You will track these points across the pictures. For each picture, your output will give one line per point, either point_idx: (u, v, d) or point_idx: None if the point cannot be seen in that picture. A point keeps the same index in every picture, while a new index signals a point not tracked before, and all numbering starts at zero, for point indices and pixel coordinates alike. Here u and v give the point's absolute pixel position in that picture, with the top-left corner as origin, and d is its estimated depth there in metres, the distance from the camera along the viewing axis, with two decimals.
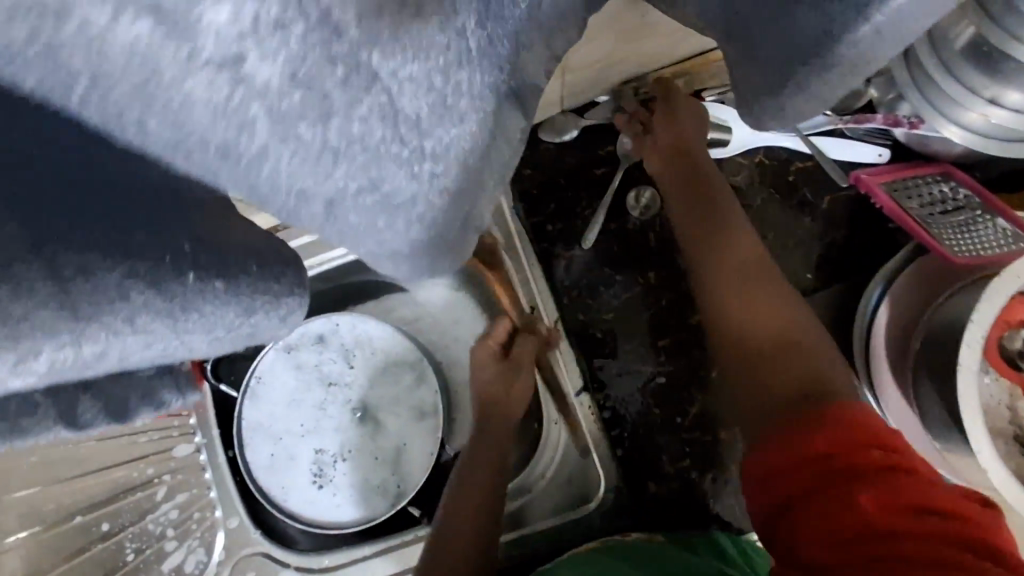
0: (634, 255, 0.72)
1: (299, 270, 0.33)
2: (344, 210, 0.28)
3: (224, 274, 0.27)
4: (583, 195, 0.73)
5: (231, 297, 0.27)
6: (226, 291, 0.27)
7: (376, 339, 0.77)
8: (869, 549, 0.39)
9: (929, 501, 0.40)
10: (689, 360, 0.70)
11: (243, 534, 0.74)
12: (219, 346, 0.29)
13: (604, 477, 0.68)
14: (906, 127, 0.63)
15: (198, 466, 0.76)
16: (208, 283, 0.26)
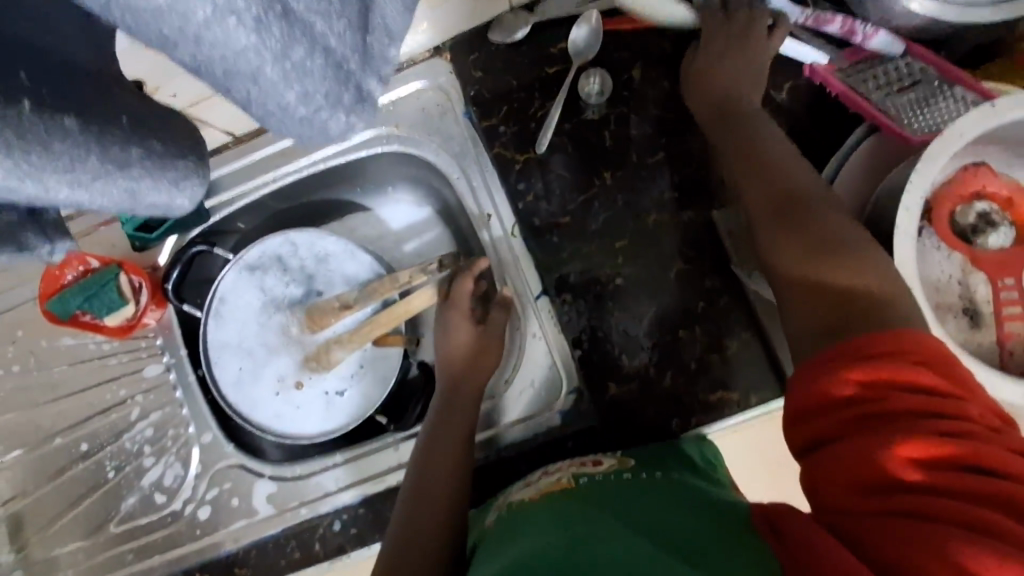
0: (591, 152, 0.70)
1: (175, 149, 0.33)
2: (178, 44, 0.26)
3: (75, 115, 0.28)
4: (535, 99, 0.71)
5: (92, 141, 0.28)
6: (79, 132, 0.28)
7: (334, 258, 0.76)
8: (888, 502, 0.37)
9: (967, 455, 0.36)
10: (649, 259, 0.69)
11: (218, 449, 0.76)
12: (98, 202, 0.29)
13: (566, 375, 0.71)
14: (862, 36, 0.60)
15: (168, 386, 0.77)
16: (54, 117, 0.27)
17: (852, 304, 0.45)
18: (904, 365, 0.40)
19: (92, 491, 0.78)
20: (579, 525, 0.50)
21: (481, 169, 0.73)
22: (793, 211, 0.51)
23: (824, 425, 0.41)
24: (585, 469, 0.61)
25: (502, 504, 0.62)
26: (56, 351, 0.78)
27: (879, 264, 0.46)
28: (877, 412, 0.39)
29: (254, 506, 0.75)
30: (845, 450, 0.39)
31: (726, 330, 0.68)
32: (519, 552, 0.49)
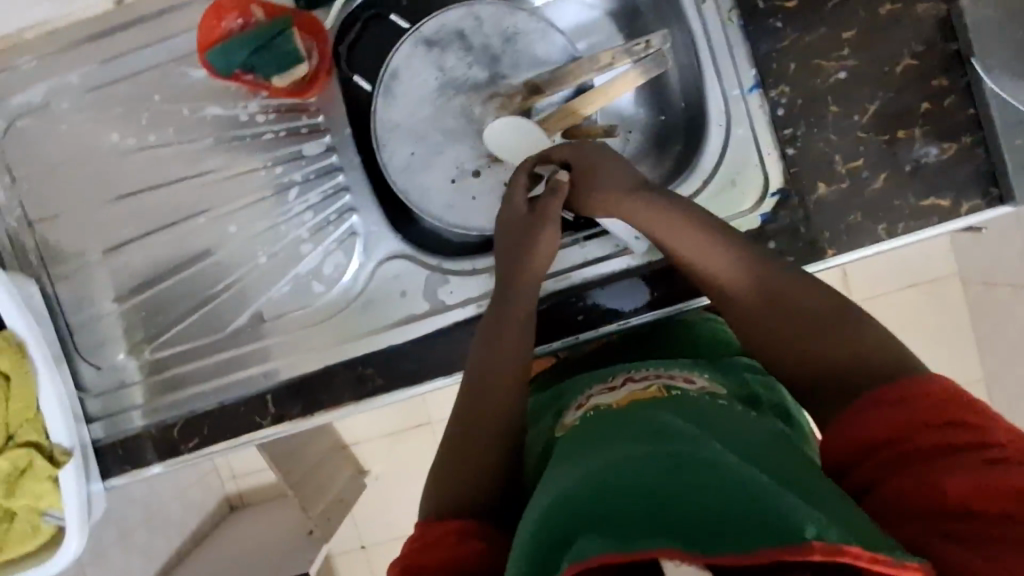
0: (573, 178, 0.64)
1: None
2: None
3: None
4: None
5: None
6: None
7: (524, 37, 0.69)
8: (968, 528, 0.39)
9: None
10: (875, 54, 0.65)
11: (383, 238, 0.71)
12: None
13: (771, 174, 0.68)
14: None
15: (329, 169, 0.70)
16: None
17: (842, 386, 0.50)
18: (956, 411, 0.44)
19: (239, 278, 0.72)
20: (669, 436, 0.45)
21: None
22: (771, 289, 0.56)
23: (873, 458, 0.45)
24: (676, 382, 0.59)
25: (584, 404, 0.60)
26: (204, 120, 0.71)
27: (871, 340, 0.51)
28: (934, 446, 0.43)
29: (425, 300, 0.69)
30: (910, 480, 0.42)
31: (948, 133, 0.65)
32: (612, 455, 0.44)
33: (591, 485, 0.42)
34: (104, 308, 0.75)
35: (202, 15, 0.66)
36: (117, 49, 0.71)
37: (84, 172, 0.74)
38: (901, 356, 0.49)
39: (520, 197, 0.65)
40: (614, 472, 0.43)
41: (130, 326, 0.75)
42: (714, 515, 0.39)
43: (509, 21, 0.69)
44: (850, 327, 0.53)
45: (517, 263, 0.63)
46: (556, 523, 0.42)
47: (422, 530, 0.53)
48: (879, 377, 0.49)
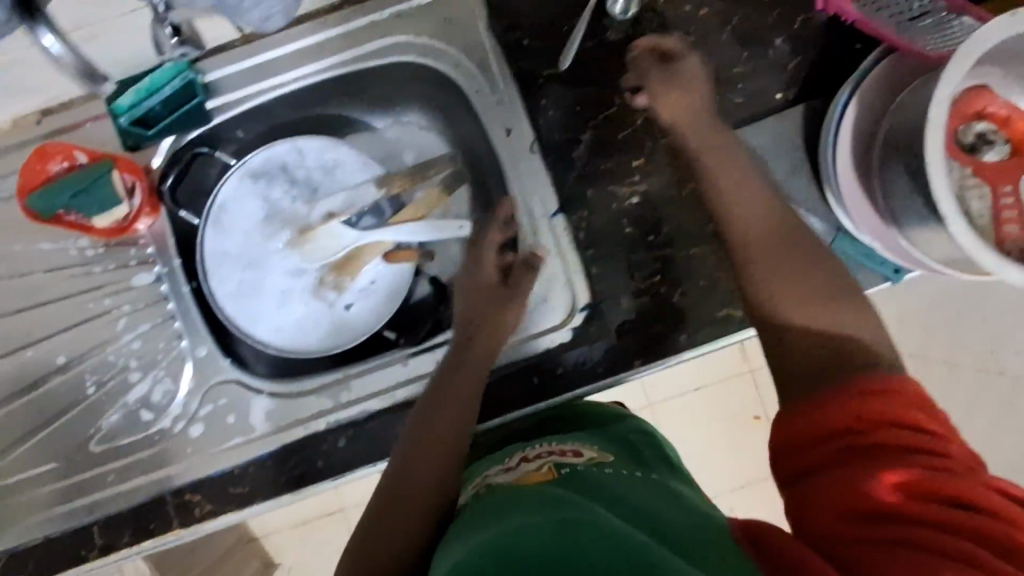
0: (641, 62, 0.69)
1: None
2: None
3: None
4: (559, 16, 0.71)
5: None
6: None
7: (344, 169, 0.74)
8: (876, 530, 0.41)
9: (959, 492, 0.41)
10: (663, 179, 0.71)
11: (212, 364, 0.72)
12: None
13: (578, 290, 0.72)
14: None
15: (159, 299, 0.72)
16: None
17: (818, 374, 0.50)
18: (906, 409, 0.45)
19: (68, 409, 0.72)
20: (568, 506, 0.45)
21: (499, 87, 0.72)
22: (794, 233, 0.59)
23: (809, 456, 0.47)
24: (564, 458, 0.59)
25: (479, 484, 0.59)
26: (32, 258, 0.72)
27: (853, 315, 0.54)
28: (869, 449, 0.44)
29: (254, 423, 0.71)
30: (833, 479, 0.44)
31: (735, 250, 0.70)
32: (521, 522, 0.45)
33: (494, 553, 0.43)
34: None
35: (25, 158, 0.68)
36: None
37: None
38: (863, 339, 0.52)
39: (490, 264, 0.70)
40: (519, 545, 0.42)
41: None
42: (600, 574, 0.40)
43: (332, 153, 0.74)
44: (829, 302, 0.55)
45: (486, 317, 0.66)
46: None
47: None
48: (858, 353, 0.51)
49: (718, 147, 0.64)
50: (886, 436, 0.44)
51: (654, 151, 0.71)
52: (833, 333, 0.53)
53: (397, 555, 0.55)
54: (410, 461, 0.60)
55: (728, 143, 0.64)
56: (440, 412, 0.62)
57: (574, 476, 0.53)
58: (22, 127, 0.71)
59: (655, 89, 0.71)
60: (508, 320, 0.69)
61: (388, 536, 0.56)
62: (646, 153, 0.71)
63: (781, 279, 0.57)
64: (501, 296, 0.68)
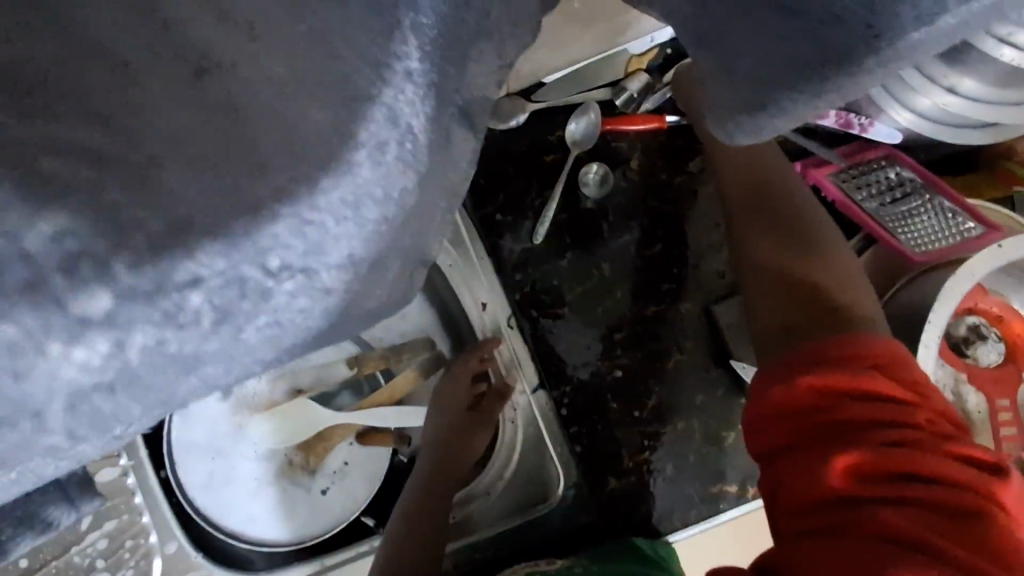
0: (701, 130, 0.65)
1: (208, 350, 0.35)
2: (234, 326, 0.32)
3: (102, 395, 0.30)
4: (532, 189, 0.70)
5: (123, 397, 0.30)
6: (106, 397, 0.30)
7: (314, 349, 0.71)
8: (839, 516, 0.41)
9: (917, 469, 0.41)
10: (646, 351, 0.69)
11: (184, 559, 0.69)
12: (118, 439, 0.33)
13: (563, 472, 0.67)
14: (858, 129, 0.61)
15: (125, 492, 0.69)
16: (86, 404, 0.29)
17: (803, 328, 0.50)
18: (880, 381, 0.44)
19: None
20: None
21: (474, 260, 0.69)
22: (801, 230, 0.57)
23: (783, 429, 0.46)
24: (540, 568, 0.61)
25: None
26: None
27: (846, 288, 0.53)
28: (832, 417, 0.44)
29: None
30: (794, 462, 0.44)
31: (724, 421, 0.69)
32: None
33: None
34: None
35: None
36: None
37: None
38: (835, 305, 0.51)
39: (463, 388, 0.69)
40: None
41: None
42: None
43: None
44: (814, 262, 0.54)
45: (459, 444, 0.68)
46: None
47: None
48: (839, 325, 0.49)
49: (744, 134, 0.62)
50: (848, 410, 0.43)
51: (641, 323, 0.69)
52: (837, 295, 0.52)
53: None
54: (396, 536, 0.62)
55: (756, 130, 0.62)
56: (427, 493, 0.65)
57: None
58: None
59: (635, 258, 0.70)
60: (477, 422, 0.69)
61: None
62: (629, 325, 0.69)
63: (772, 265, 0.55)
64: (466, 415, 0.69)
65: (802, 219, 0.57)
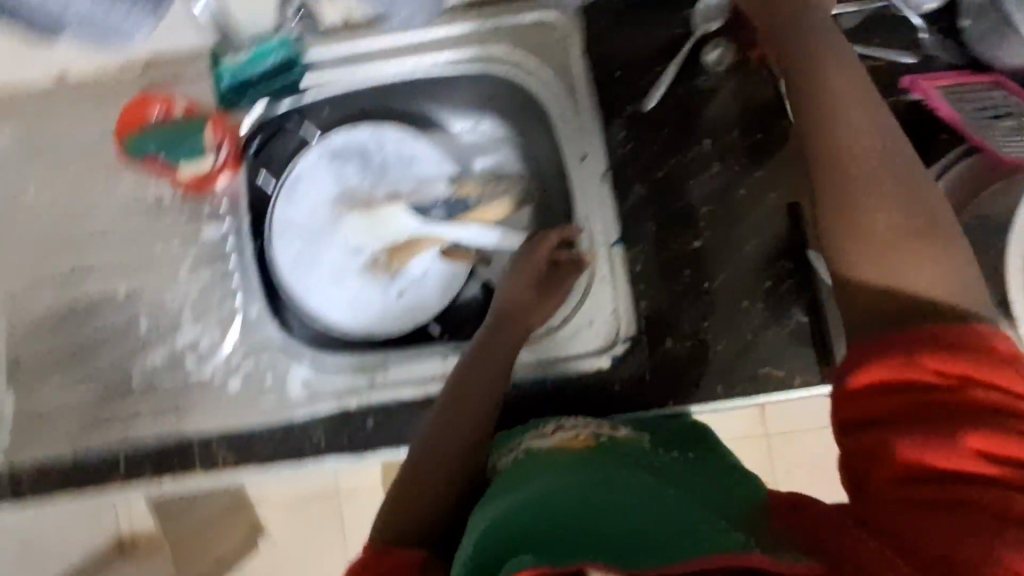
0: (783, 45, 0.55)
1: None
2: None
3: None
4: (651, 61, 0.73)
5: None
6: None
7: (418, 162, 0.75)
8: (925, 495, 0.38)
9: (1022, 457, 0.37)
10: (728, 231, 0.72)
11: (261, 325, 0.75)
12: None
13: (624, 323, 0.73)
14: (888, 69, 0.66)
15: (222, 254, 0.75)
16: None
17: (886, 321, 0.43)
18: (993, 368, 0.39)
19: (122, 341, 0.76)
20: (599, 500, 0.50)
21: (582, 113, 0.74)
22: (906, 174, 0.46)
23: (869, 406, 0.41)
24: (604, 431, 0.65)
25: (514, 448, 0.64)
26: (116, 192, 0.76)
27: (951, 268, 0.44)
28: (930, 400, 0.39)
29: (291, 390, 0.73)
30: (885, 443, 0.40)
31: (788, 312, 0.71)
32: (545, 491, 0.51)
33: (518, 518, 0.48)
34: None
35: (137, 97, 0.73)
36: (51, 120, 0.77)
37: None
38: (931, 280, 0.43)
39: (541, 253, 0.71)
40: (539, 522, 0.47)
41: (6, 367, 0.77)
42: (630, 522, 0.48)
43: (412, 144, 0.75)
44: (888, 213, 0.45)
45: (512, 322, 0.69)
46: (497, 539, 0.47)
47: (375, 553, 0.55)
48: (918, 307, 0.43)
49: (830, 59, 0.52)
50: (948, 394, 0.39)
51: (728, 204, 0.72)
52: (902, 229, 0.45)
53: (427, 510, 0.60)
54: (439, 416, 0.64)
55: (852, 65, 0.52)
56: (470, 375, 0.65)
57: (602, 453, 0.60)
58: (134, 77, 0.76)
59: (737, 140, 0.72)
60: (550, 287, 0.71)
61: (418, 501, 0.60)
62: (716, 202, 0.72)
63: (874, 226, 0.45)
64: (542, 278, 0.71)
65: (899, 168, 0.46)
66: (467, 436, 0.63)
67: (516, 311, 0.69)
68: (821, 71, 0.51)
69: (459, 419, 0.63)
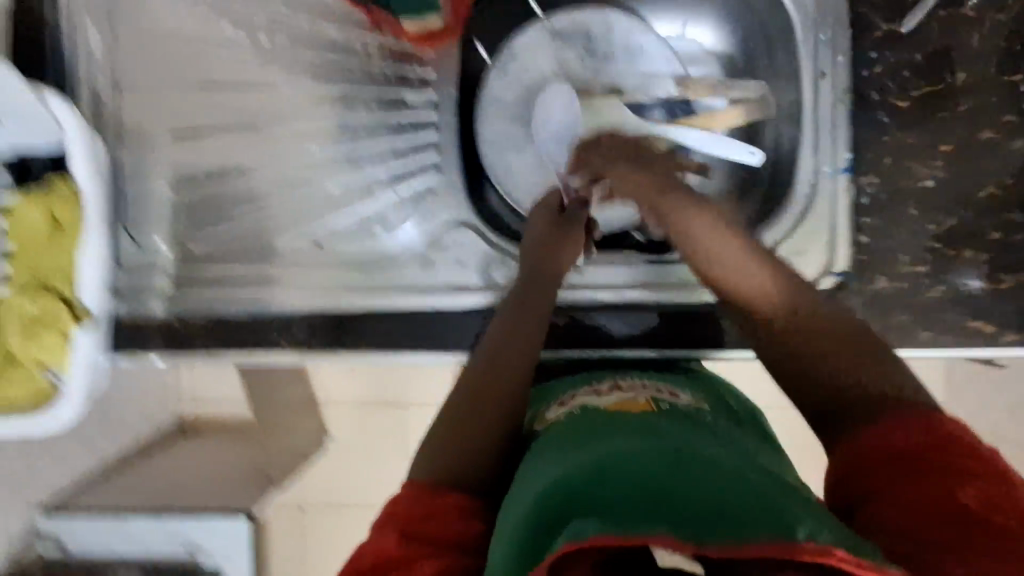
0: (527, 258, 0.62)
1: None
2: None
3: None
4: (671, 187, 0.60)
5: None
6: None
7: (646, 55, 0.70)
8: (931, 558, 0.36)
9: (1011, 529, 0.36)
10: (963, 174, 0.68)
11: (456, 204, 0.71)
12: None
13: (839, 253, 0.69)
14: None
15: (426, 123, 0.71)
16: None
17: (853, 407, 0.45)
18: (941, 458, 0.40)
19: (305, 198, 0.72)
20: (669, 469, 0.42)
21: (831, 25, 0.68)
22: (814, 324, 0.50)
23: (875, 474, 0.42)
24: (666, 395, 0.58)
25: (567, 402, 0.59)
26: (316, 38, 0.70)
27: (890, 371, 0.46)
28: (915, 473, 0.40)
29: (484, 277, 0.69)
30: (882, 502, 0.40)
31: (1012, 267, 0.67)
32: (614, 452, 0.44)
33: (572, 503, 0.42)
34: (155, 190, 0.72)
35: None
36: None
37: (179, 44, 0.71)
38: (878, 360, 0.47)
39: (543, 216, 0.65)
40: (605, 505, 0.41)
41: (173, 214, 0.72)
42: (720, 510, 0.39)
43: (640, 35, 0.70)
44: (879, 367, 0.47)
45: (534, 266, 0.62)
46: (549, 508, 0.42)
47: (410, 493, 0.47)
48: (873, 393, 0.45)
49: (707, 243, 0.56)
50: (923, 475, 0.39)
51: (969, 145, 0.68)
52: (857, 385, 0.46)
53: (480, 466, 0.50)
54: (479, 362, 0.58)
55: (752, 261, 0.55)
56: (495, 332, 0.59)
57: (664, 414, 0.52)
58: None
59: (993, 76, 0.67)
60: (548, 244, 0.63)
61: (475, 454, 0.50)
62: (957, 142, 0.68)
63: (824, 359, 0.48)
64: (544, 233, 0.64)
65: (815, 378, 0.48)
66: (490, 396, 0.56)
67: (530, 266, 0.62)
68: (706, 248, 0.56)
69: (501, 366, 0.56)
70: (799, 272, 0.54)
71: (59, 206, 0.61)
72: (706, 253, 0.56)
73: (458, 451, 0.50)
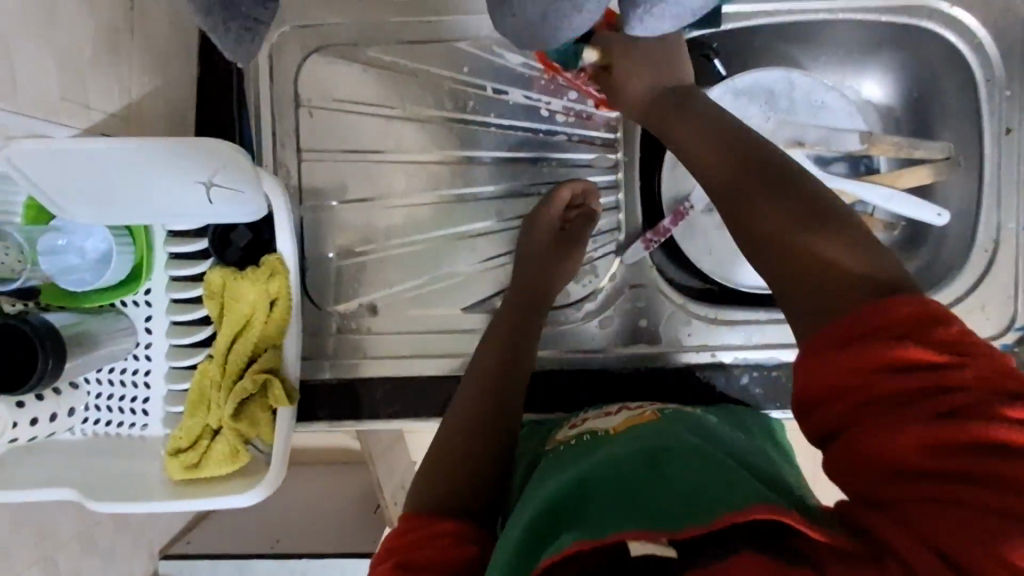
0: (524, 261, 0.68)
1: None
2: None
3: None
4: (681, 94, 0.57)
5: None
6: None
7: (828, 112, 0.72)
8: (909, 497, 0.35)
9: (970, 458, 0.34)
10: None
11: (639, 267, 0.72)
12: None
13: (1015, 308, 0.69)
14: None
15: (608, 186, 0.72)
16: None
17: (817, 305, 0.42)
18: (951, 381, 0.35)
19: (485, 262, 0.72)
20: (647, 474, 0.44)
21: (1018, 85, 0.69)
22: (804, 194, 0.46)
23: (834, 405, 0.39)
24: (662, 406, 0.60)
25: (578, 425, 0.60)
26: (500, 103, 0.71)
27: (855, 248, 0.43)
28: (893, 398, 0.37)
29: (658, 330, 0.71)
30: (851, 442, 0.38)
31: None
32: (608, 457, 0.47)
33: (561, 510, 0.44)
34: (328, 255, 0.73)
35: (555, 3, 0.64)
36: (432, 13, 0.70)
37: (355, 112, 0.71)
38: (869, 266, 0.42)
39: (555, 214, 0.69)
40: (589, 497, 0.44)
41: (341, 280, 0.73)
42: (685, 501, 0.40)
43: (823, 95, 0.71)
44: (818, 233, 0.44)
45: (535, 267, 0.67)
46: (546, 512, 0.44)
47: (404, 526, 0.50)
48: (818, 293, 0.42)
49: (693, 111, 0.55)
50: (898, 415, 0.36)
51: None
52: (834, 257, 0.43)
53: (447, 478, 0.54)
54: (469, 378, 0.63)
55: (724, 134, 0.52)
56: (492, 345, 0.64)
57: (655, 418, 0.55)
58: None
59: None
60: (552, 247, 0.68)
61: (454, 453, 0.56)
62: None
63: (781, 227, 0.46)
64: (555, 237, 0.69)
65: (786, 187, 0.47)
66: (485, 404, 0.60)
67: (528, 263, 0.68)
68: (692, 140, 0.54)
69: (488, 378, 0.62)
70: (738, 151, 0.51)
71: (275, 284, 0.61)
72: (730, 164, 0.50)
73: (467, 450, 0.56)
